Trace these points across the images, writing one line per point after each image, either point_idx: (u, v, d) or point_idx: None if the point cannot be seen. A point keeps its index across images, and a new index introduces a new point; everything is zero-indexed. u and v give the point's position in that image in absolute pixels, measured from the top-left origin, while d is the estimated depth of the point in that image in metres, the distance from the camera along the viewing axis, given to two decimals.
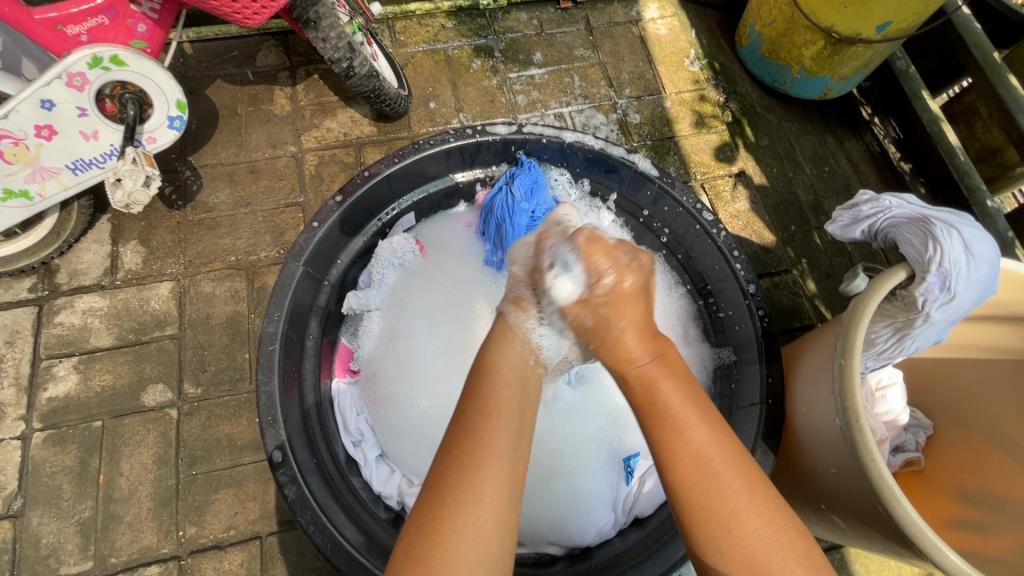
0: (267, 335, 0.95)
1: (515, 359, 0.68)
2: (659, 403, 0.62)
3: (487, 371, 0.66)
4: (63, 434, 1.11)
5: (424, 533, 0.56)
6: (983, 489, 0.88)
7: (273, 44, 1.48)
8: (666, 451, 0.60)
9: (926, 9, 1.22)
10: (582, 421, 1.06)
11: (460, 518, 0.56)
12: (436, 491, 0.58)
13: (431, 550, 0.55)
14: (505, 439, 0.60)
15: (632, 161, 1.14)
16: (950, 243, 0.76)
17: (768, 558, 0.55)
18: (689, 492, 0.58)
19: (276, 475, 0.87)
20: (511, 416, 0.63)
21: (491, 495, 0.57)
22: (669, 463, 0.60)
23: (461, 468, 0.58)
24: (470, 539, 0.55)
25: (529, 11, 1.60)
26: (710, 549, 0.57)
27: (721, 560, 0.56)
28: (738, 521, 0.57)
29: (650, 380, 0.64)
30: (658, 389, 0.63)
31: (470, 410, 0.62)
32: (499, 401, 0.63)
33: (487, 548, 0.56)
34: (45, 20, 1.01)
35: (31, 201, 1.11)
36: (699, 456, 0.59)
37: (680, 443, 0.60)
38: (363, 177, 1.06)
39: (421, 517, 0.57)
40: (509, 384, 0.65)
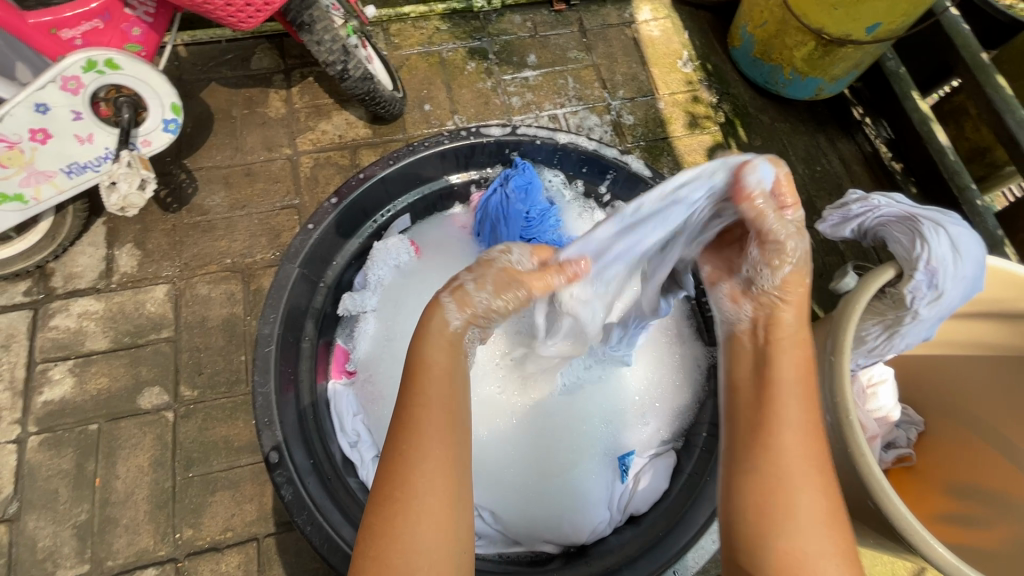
0: (263, 337, 0.95)
1: (445, 346, 0.70)
2: (774, 385, 0.67)
3: (418, 358, 0.69)
4: (58, 437, 1.11)
5: (379, 531, 0.59)
6: (977, 485, 0.89)
7: (268, 47, 1.48)
8: (774, 428, 0.65)
9: (915, 11, 1.23)
10: (572, 419, 1.07)
11: (410, 511, 0.59)
12: (385, 487, 0.60)
13: (386, 547, 0.58)
14: (443, 426, 0.63)
15: (626, 161, 1.15)
16: (937, 242, 0.77)
17: (820, 544, 0.60)
18: (772, 473, 0.63)
19: (273, 476, 0.88)
20: (444, 403, 0.65)
21: (434, 485, 0.60)
22: (770, 443, 0.64)
23: (406, 462, 0.61)
24: (425, 529, 0.58)
25: (523, 13, 1.61)
26: (771, 527, 0.61)
27: (773, 541, 0.60)
28: (801, 506, 0.61)
29: (775, 355, 0.70)
30: (780, 379, 0.68)
31: (401, 404, 0.65)
32: (433, 390, 0.65)
33: (443, 535, 0.59)
34: (39, 24, 1.01)
35: (26, 205, 1.11)
36: (798, 443, 0.64)
37: (790, 422, 0.65)
38: (357, 179, 1.07)
39: (375, 514, 0.60)
40: (443, 375, 0.67)
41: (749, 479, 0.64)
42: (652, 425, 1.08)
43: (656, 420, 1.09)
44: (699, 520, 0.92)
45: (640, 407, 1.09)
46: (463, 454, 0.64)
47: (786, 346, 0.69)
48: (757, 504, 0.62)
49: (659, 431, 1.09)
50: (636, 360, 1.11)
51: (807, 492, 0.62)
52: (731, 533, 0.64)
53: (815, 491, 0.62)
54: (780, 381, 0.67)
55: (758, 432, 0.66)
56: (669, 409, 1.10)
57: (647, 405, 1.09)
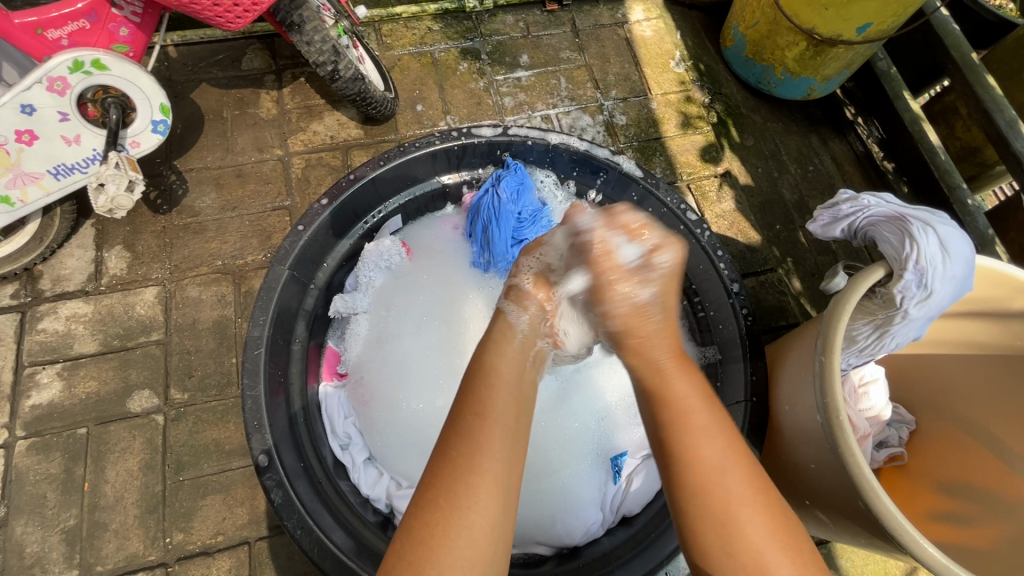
0: (252, 340, 0.94)
1: (511, 362, 0.71)
2: (676, 404, 0.64)
3: (482, 372, 0.69)
4: (46, 441, 1.10)
5: (418, 536, 0.57)
6: (967, 483, 0.89)
7: (259, 47, 1.47)
8: (676, 459, 0.61)
9: (905, 11, 1.24)
10: (563, 422, 1.06)
11: (453, 520, 0.57)
12: (430, 494, 0.59)
13: (426, 553, 0.56)
14: (503, 439, 0.62)
15: (618, 162, 1.14)
16: (926, 242, 0.77)
17: (773, 551, 0.56)
18: (704, 499, 0.59)
19: (262, 480, 0.87)
20: (509, 422, 0.64)
21: (487, 495, 0.58)
22: (691, 470, 0.60)
23: (457, 468, 0.60)
24: (465, 543, 0.56)
25: (516, 13, 1.61)
26: (720, 556, 0.57)
27: (725, 571, 0.56)
28: (747, 531, 0.57)
29: (663, 378, 0.67)
30: (680, 401, 0.65)
31: (465, 413, 0.64)
32: (496, 407, 0.65)
33: (480, 551, 0.57)
34: (25, 24, 1.00)
35: (12, 207, 1.10)
36: (714, 458, 0.61)
37: (691, 447, 0.61)
38: (348, 180, 1.07)
39: (416, 520, 0.58)
40: (506, 387, 0.67)
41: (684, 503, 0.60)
42: (644, 425, 1.08)
43: None
44: None
45: (632, 407, 1.09)
46: (514, 474, 0.62)
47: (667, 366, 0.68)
48: (703, 543, 0.58)
49: None
50: (624, 360, 1.10)
51: (747, 512, 0.58)
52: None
53: (749, 510, 0.58)
54: (670, 400, 0.65)
55: (667, 467, 0.62)
56: None
57: (639, 405, 1.09)
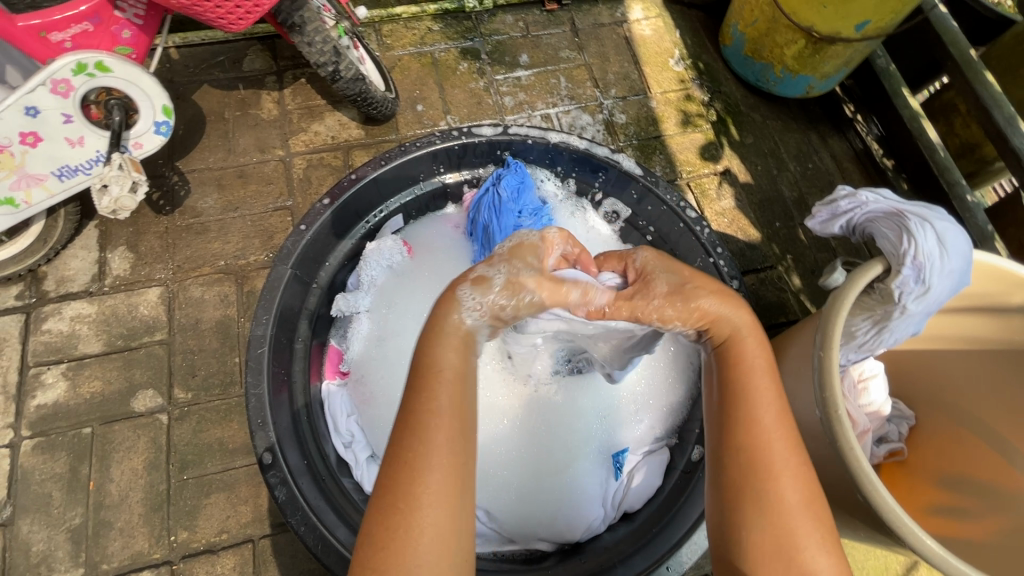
0: (255, 339, 0.95)
1: (454, 348, 0.69)
2: (749, 374, 0.69)
3: (423, 365, 0.66)
4: (52, 441, 1.11)
5: (381, 540, 0.56)
6: (965, 477, 0.89)
7: (260, 48, 1.48)
8: (737, 421, 0.66)
9: (903, 8, 1.24)
10: (568, 420, 1.07)
11: (415, 519, 0.57)
12: (386, 496, 0.58)
13: (387, 558, 0.55)
14: (449, 433, 0.62)
15: (617, 160, 1.15)
16: (923, 237, 0.77)
17: (803, 518, 0.61)
18: (748, 453, 0.64)
19: (266, 477, 0.88)
20: (453, 414, 0.63)
21: (440, 496, 0.58)
22: (750, 430, 0.65)
23: (408, 467, 0.59)
24: (428, 542, 0.56)
25: (515, 13, 1.61)
26: (750, 512, 0.62)
27: (756, 526, 0.61)
28: (785, 495, 0.61)
29: (747, 351, 0.71)
30: (751, 366, 0.70)
31: (412, 411, 0.62)
32: (441, 397, 0.63)
33: (444, 546, 0.57)
34: (28, 27, 1.01)
35: (17, 209, 1.11)
36: (770, 424, 0.65)
37: (753, 407, 0.66)
38: (350, 179, 1.07)
39: (377, 525, 0.57)
40: (450, 378, 0.66)
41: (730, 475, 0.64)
42: (646, 422, 1.09)
43: (650, 416, 1.10)
44: (692, 515, 0.92)
45: (633, 404, 1.09)
46: (469, 463, 0.62)
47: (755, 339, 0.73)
48: (737, 497, 0.63)
49: (653, 429, 1.09)
50: None
51: (790, 480, 0.62)
52: (720, 530, 0.64)
53: (792, 474, 0.63)
54: (749, 367, 0.70)
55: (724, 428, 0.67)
56: (662, 407, 1.10)
57: (640, 403, 1.10)
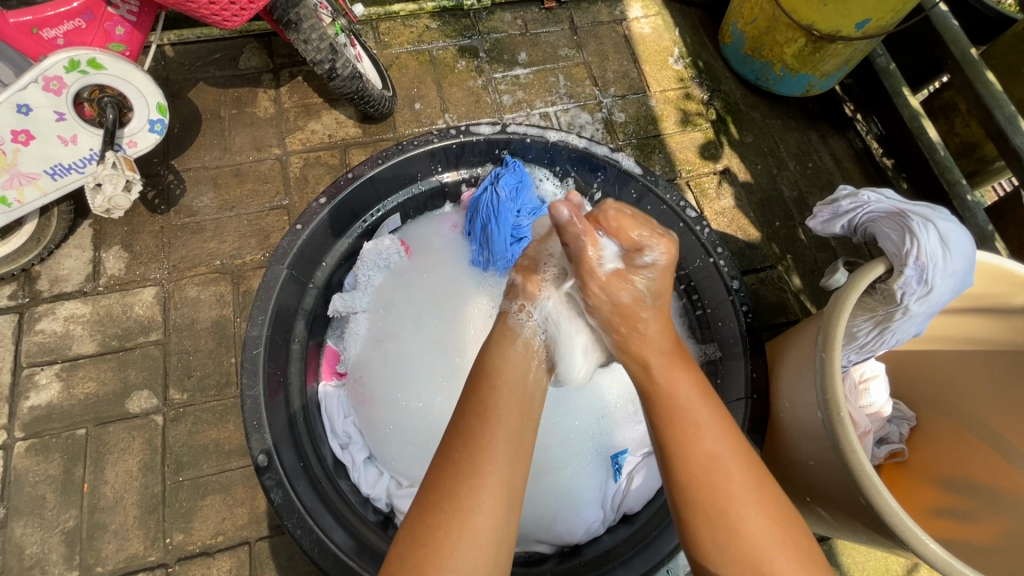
0: (251, 339, 0.94)
1: (518, 366, 0.72)
2: (673, 400, 0.67)
3: (488, 374, 0.70)
4: (46, 443, 1.10)
5: (422, 537, 0.57)
6: (967, 478, 0.89)
7: (256, 46, 1.47)
8: (677, 450, 0.64)
9: (904, 6, 1.23)
10: (564, 421, 1.06)
11: (459, 522, 0.58)
12: (434, 497, 0.60)
13: (427, 556, 0.56)
14: (504, 443, 0.63)
15: (616, 159, 1.14)
16: (926, 238, 0.77)
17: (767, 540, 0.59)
18: (698, 482, 0.62)
19: (262, 479, 0.87)
20: (512, 424, 0.65)
21: (490, 500, 0.59)
22: (689, 464, 0.64)
23: (461, 468, 0.61)
24: (469, 546, 0.57)
25: (513, 11, 1.60)
26: (712, 539, 0.61)
27: (721, 556, 0.60)
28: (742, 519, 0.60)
29: (670, 378, 0.70)
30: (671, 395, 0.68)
31: (470, 416, 0.65)
32: (499, 408, 0.66)
33: (483, 554, 0.57)
34: (20, 23, 1.00)
35: (10, 208, 1.10)
36: (714, 451, 0.64)
37: (687, 435, 0.65)
38: (346, 178, 1.06)
39: (418, 522, 0.59)
40: (508, 390, 0.68)
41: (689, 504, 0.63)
42: (645, 423, 1.08)
43: None
44: None
45: (632, 405, 1.09)
46: (518, 476, 0.63)
47: (668, 372, 0.70)
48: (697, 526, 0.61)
49: None
50: None
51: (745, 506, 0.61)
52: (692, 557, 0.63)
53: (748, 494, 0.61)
54: (665, 396, 0.68)
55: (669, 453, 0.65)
56: None
57: (638, 403, 1.08)
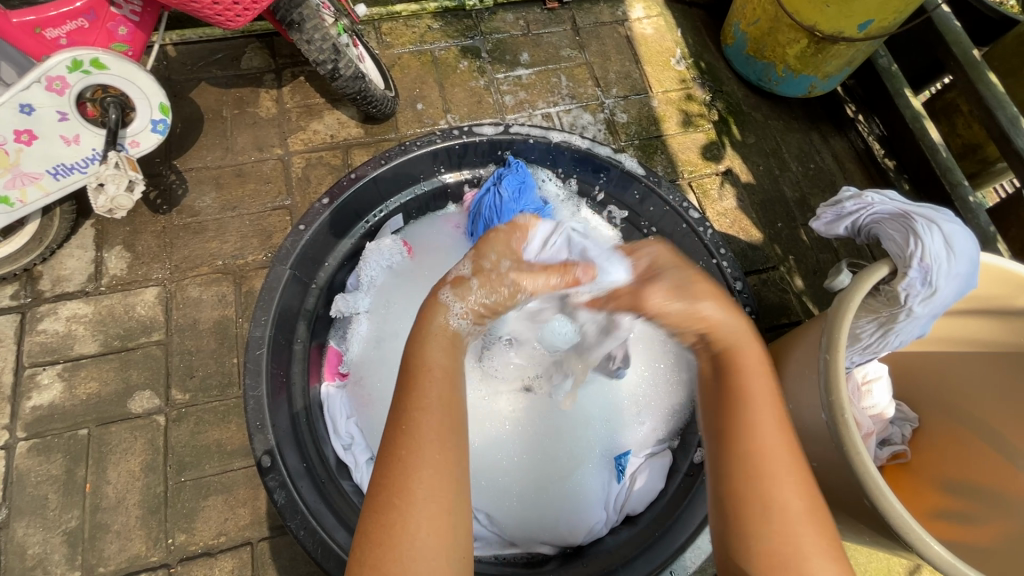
0: (254, 340, 0.94)
1: (443, 348, 0.70)
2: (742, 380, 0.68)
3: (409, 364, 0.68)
4: (48, 443, 1.10)
5: (374, 537, 0.57)
6: (970, 481, 0.89)
7: (258, 46, 1.47)
8: (741, 431, 0.64)
9: (907, 8, 1.24)
10: (569, 422, 1.06)
11: (404, 515, 0.57)
12: (383, 496, 0.59)
13: (383, 555, 0.55)
14: (433, 429, 0.62)
15: (620, 160, 1.14)
16: (930, 239, 0.77)
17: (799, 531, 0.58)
18: (751, 461, 0.62)
19: (265, 480, 0.87)
20: (443, 407, 0.64)
21: (433, 493, 0.58)
22: (744, 449, 0.63)
23: (402, 463, 0.60)
24: (422, 538, 0.56)
25: (515, 11, 1.60)
26: (756, 521, 0.59)
27: (764, 535, 0.58)
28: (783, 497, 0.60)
29: (739, 355, 0.71)
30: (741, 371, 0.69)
31: (402, 409, 0.63)
32: (429, 394, 0.64)
33: (440, 542, 0.57)
34: (23, 23, 1.00)
35: (12, 208, 1.09)
36: (767, 426, 0.64)
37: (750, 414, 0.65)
38: (349, 179, 1.06)
39: (371, 523, 0.58)
40: (442, 376, 0.67)
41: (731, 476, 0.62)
42: (648, 424, 1.08)
43: (652, 418, 1.09)
44: (696, 519, 0.92)
45: (634, 407, 1.09)
46: (461, 464, 0.62)
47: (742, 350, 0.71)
48: (742, 504, 0.60)
49: (655, 431, 1.08)
50: (628, 360, 1.10)
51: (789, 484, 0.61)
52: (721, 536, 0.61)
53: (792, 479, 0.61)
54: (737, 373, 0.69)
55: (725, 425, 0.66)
56: (665, 409, 1.09)
57: (642, 405, 1.09)
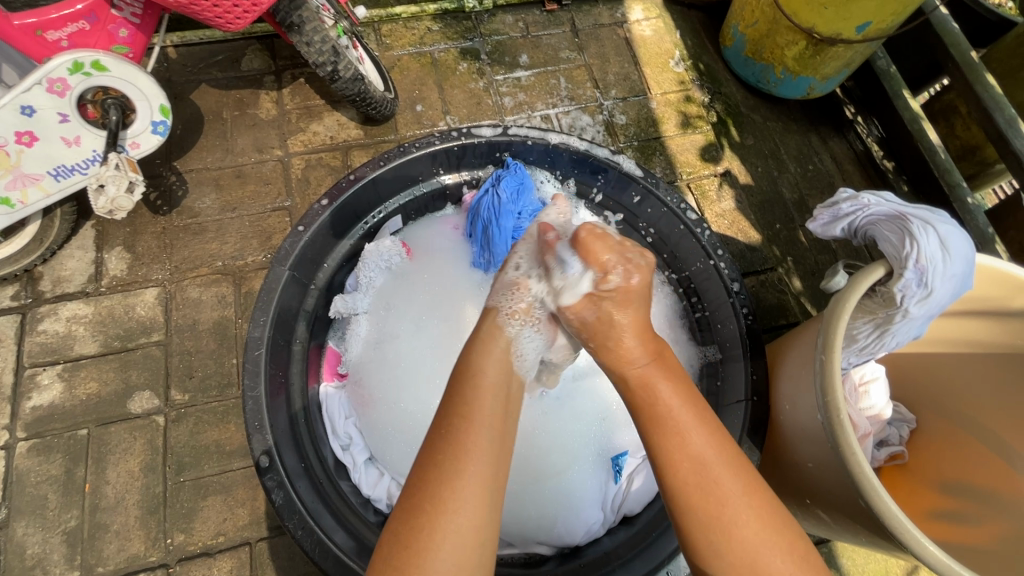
0: (253, 341, 0.95)
1: (495, 359, 0.72)
2: (663, 417, 0.67)
3: (464, 372, 0.70)
4: (47, 442, 1.10)
5: (404, 541, 0.58)
6: (968, 482, 0.89)
7: (258, 48, 1.47)
8: (667, 458, 0.65)
9: (905, 10, 1.24)
10: (564, 423, 1.06)
11: (439, 523, 0.58)
12: (417, 498, 0.60)
13: (411, 558, 0.57)
14: (487, 445, 0.63)
15: (618, 161, 1.14)
16: (926, 240, 0.77)
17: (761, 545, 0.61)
18: (696, 504, 0.63)
19: (263, 480, 0.87)
20: (495, 421, 0.66)
21: (471, 503, 0.60)
22: (681, 486, 0.64)
23: (442, 473, 0.61)
24: (452, 546, 0.58)
25: (515, 13, 1.61)
26: (715, 556, 0.61)
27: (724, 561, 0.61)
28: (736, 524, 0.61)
29: (650, 388, 0.70)
30: (658, 401, 0.69)
31: (449, 415, 0.65)
32: (482, 406, 0.66)
33: (469, 554, 0.58)
34: (25, 25, 1.00)
35: (13, 209, 1.10)
36: (701, 458, 0.64)
37: (670, 438, 0.66)
38: (348, 180, 1.07)
39: (401, 526, 0.59)
40: (490, 388, 0.69)
41: (681, 510, 0.64)
42: None
43: None
44: None
45: (632, 407, 1.08)
46: (500, 475, 0.63)
47: (658, 378, 0.71)
48: (697, 534, 0.62)
49: None
50: None
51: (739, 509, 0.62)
52: (690, 562, 0.64)
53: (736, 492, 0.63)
54: (661, 411, 0.68)
55: (658, 458, 0.66)
56: None
57: None
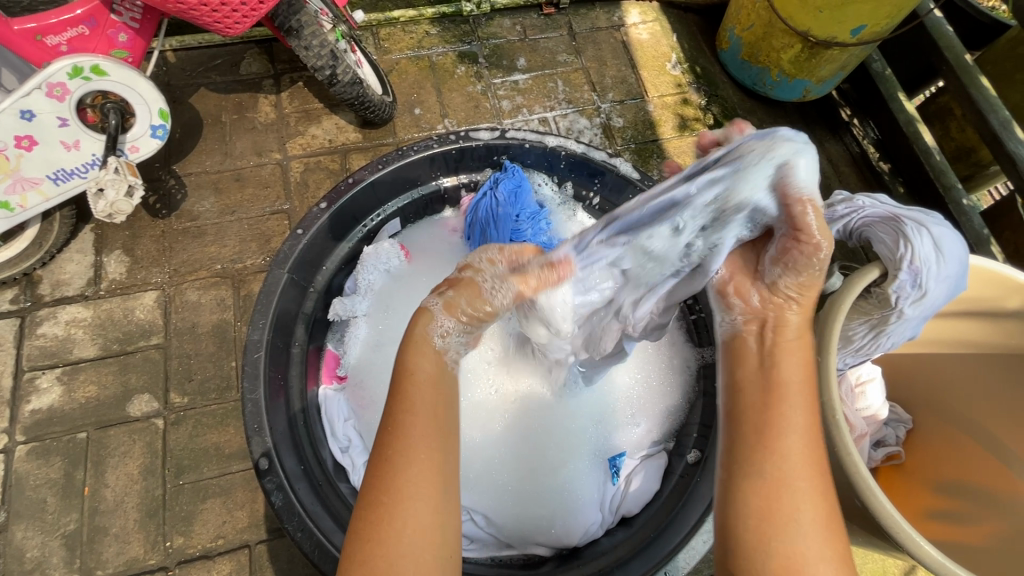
0: (252, 343, 0.95)
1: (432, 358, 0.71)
2: (777, 383, 0.66)
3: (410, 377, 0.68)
4: (46, 446, 1.10)
5: (365, 535, 0.58)
6: (963, 481, 0.89)
7: (257, 52, 1.48)
8: (761, 423, 0.65)
9: (899, 13, 1.25)
10: (563, 424, 1.07)
11: (401, 514, 0.58)
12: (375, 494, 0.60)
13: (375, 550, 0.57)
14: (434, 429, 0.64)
15: (614, 164, 1.15)
16: (920, 242, 0.77)
17: (816, 548, 0.58)
18: (769, 465, 0.62)
19: (262, 482, 0.88)
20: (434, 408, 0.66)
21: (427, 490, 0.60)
22: (771, 454, 0.62)
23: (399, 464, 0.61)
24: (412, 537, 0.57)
25: (512, 17, 1.62)
26: (758, 530, 0.59)
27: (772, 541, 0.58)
28: (797, 500, 0.60)
29: (780, 362, 0.68)
30: (780, 373, 0.67)
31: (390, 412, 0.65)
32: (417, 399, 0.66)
33: (431, 544, 0.58)
34: (24, 30, 1.01)
35: (12, 212, 1.10)
36: (797, 432, 0.63)
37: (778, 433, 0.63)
38: (347, 183, 1.07)
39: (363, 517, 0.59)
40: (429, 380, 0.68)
41: (749, 476, 0.62)
42: (643, 426, 1.09)
43: (647, 420, 1.10)
44: (690, 520, 0.92)
45: (629, 408, 1.10)
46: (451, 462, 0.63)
47: (795, 347, 0.69)
48: (759, 504, 0.60)
49: (650, 433, 1.09)
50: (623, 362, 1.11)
51: (804, 514, 0.59)
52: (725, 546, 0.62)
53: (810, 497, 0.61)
54: (783, 382, 0.67)
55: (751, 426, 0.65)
56: (660, 410, 1.10)
57: (638, 407, 1.10)
